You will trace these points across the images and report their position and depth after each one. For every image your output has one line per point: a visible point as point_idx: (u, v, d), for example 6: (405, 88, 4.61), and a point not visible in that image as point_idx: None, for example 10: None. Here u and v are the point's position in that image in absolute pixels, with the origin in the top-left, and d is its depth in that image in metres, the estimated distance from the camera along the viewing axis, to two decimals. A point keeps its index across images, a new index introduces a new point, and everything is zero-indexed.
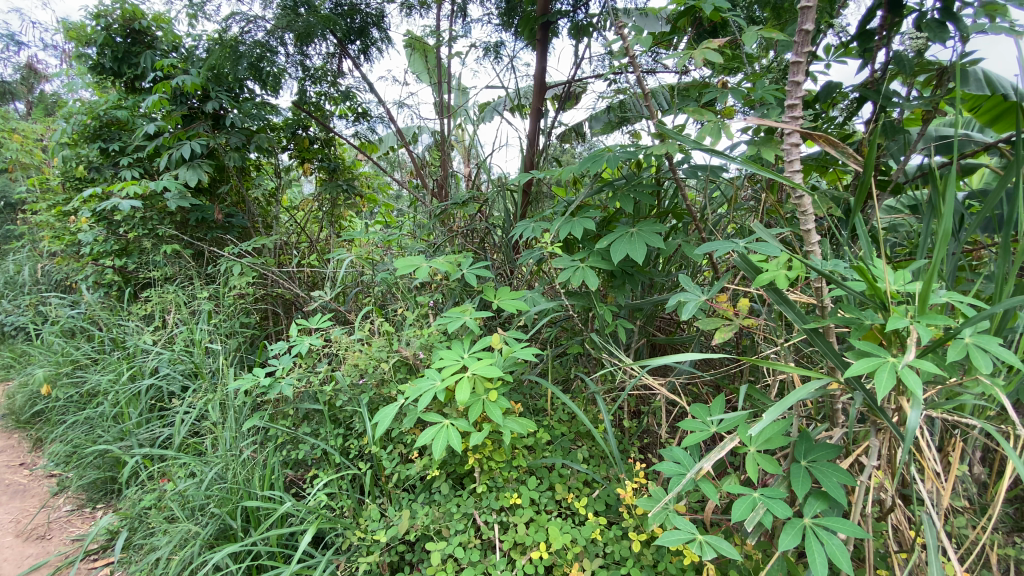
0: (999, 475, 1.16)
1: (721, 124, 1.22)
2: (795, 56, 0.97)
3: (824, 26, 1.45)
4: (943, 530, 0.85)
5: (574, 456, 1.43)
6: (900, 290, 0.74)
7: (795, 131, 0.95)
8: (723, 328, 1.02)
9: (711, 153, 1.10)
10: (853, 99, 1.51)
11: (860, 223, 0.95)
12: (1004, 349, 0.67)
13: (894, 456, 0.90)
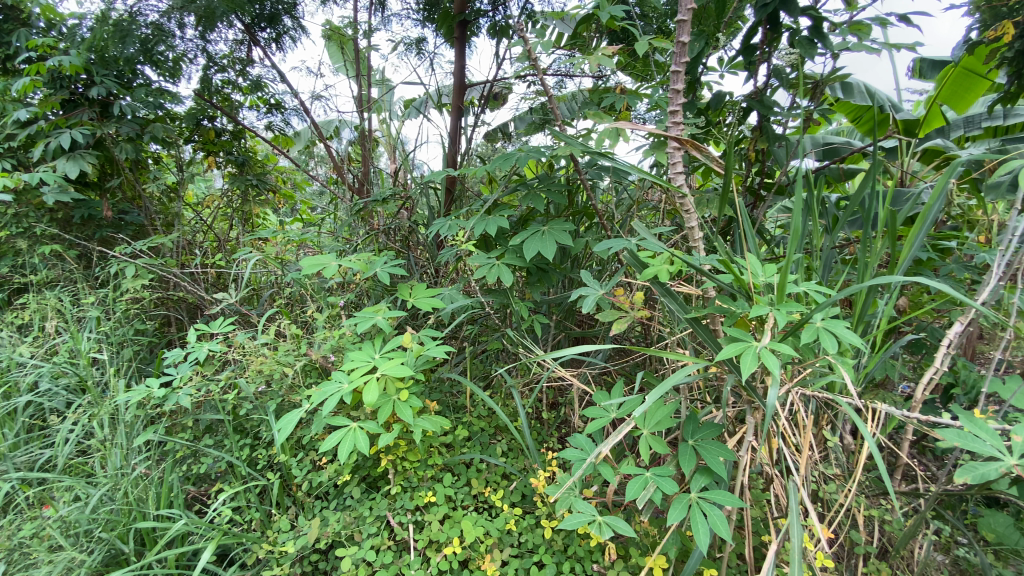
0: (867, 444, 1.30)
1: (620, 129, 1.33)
2: (675, 66, 1.07)
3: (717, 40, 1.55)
4: (807, 494, 0.95)
5: (492, 451, 1.45)
6: (761, 282, 0.83)
7: (675, 138, 1.07)
8: (619, 320, 1.10)
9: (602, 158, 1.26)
10: (741, 108, 1.65)
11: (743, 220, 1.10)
12: (845, 330, 0.76)
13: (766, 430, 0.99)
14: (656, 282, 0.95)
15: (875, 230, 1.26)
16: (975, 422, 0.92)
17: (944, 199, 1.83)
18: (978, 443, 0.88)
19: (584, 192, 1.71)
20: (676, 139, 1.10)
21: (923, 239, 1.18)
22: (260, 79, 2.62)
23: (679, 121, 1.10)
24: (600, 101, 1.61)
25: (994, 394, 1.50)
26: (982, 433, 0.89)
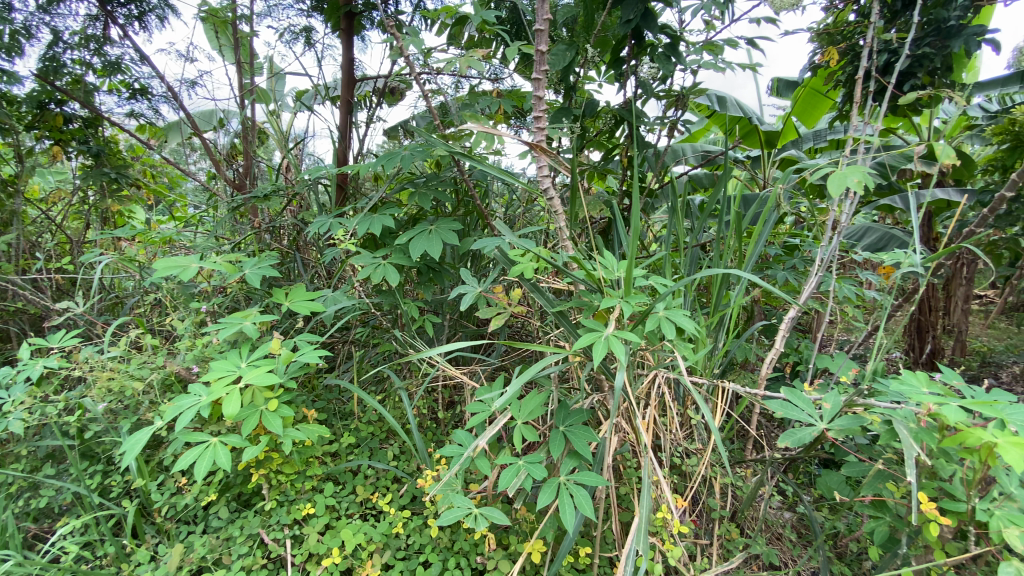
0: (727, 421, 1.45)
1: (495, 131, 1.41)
2: (537, 73, 1.12)
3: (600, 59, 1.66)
4: (664, 469, 1.03)
5: (381, 456, 1.42)
6: (609, 277, 0.91)
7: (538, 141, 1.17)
8: (497, 316, 1.12)
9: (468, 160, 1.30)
10: (615, 116, 1.78)
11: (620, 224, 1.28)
12: (682, 318, 0.86)
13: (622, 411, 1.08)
14: (526, 279, 1.00)
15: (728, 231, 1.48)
16: (796, 392, 1.02)
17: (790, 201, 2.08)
18: (796, 412, 0.97)
19: (482, 190, 1.72)
20: (542, 145, 1.18)
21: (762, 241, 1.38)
22: (119, 58, 2.30)
23: (543, 130, 1.19)
24: (474, 103, 1.66)
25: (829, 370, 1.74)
26: (799, 401, 0.99)
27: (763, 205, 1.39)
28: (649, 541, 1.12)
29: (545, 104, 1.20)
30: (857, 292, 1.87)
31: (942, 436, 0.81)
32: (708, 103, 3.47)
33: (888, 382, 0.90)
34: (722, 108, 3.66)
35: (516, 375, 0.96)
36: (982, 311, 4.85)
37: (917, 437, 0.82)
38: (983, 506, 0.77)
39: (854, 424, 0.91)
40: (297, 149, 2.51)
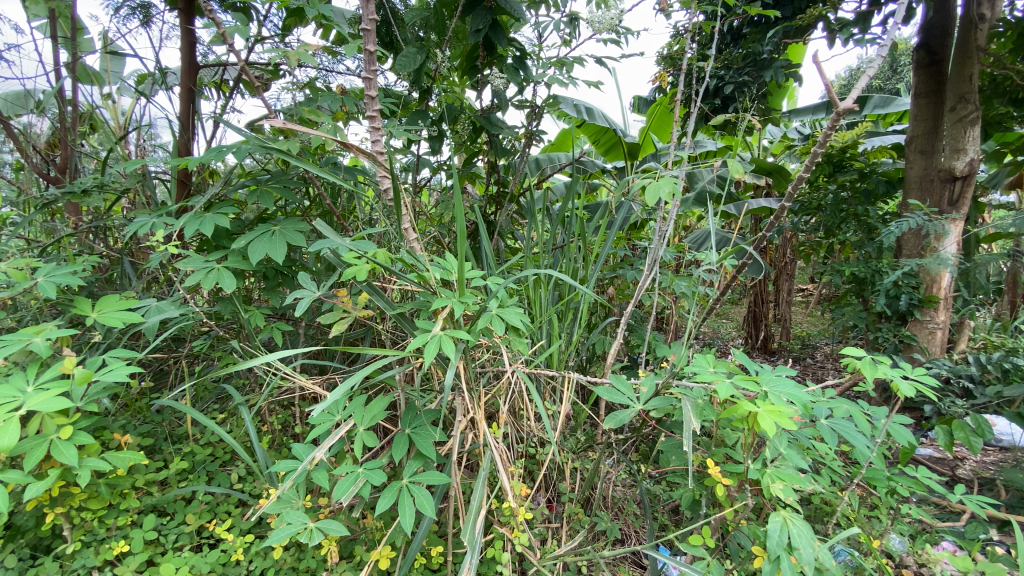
0: (581, 411, 1.55)
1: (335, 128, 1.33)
2: (368, 74, 1.09)
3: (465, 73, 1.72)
4: (504, 460, 1.08)
5: (221, 479, 1.31)
6: (444, 280, 0.93)
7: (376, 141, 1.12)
8: (339, 320, 1.08)
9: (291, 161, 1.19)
10: (474, 122, 1.83)
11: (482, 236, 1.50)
12: (511, 315, 0.91)
13: (465, 407, 1.11)
14: (364, 280, 0.99)
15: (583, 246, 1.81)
16: (620, 379, 1.14)
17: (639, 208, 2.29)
18: (619, 396, 1.09)
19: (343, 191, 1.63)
20: (379, 149, 1.16)
21: (606, 251, 1.64)
22: None
23: (381, 131, 1.16)
24: (314, 99, 1.57)
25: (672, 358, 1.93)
26: (621, 387, 1.11)
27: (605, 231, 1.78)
28: (499, 532, 1.17)
29: (381, 102, 1.15)
30: (693, 288, 2.11)
31: (726, 409, 0.94)
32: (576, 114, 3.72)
33: (686, 364, 1.03)
34: (590, 117, 4.00)
35: (350, 380, 0.94)
36: (803, 301, 5.77)
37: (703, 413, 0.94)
38: (756, 466, 0.90)
39: (664, 402, 1.03)
40: (133, 140, 2.20)
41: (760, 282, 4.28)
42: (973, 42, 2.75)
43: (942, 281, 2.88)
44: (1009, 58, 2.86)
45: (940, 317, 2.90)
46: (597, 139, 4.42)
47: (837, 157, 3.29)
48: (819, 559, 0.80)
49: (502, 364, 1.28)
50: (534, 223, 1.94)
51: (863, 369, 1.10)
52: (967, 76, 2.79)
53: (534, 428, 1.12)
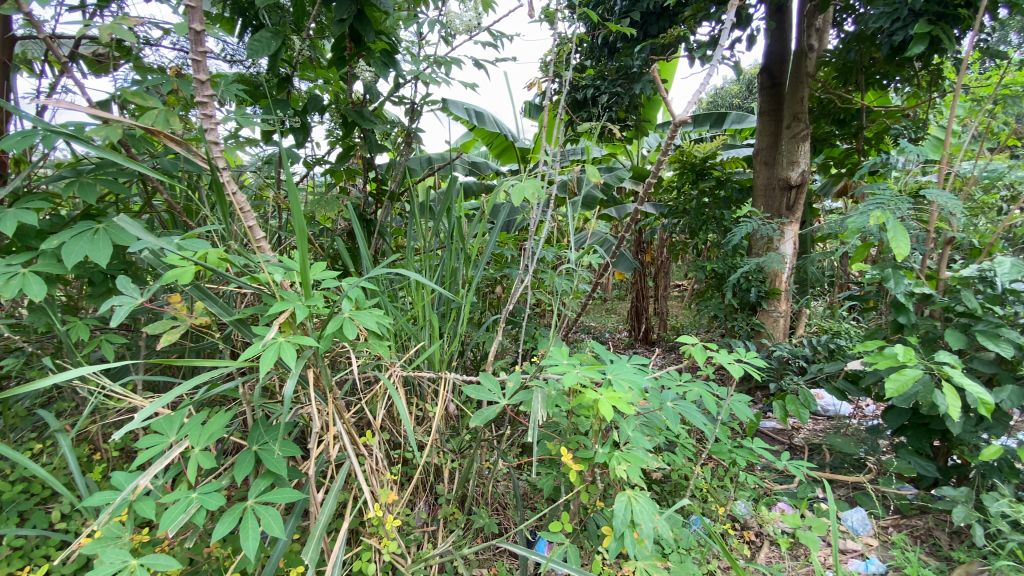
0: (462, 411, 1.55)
1: (166, 114, 1.17)
2: (197, 56, 0.98)
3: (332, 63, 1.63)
4: (365, 468, 1.05)
5: (37, 519, 1.12)
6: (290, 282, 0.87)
7: (208, 126, 0.98)
8: (170, 329, 0.98)
9: (100, 150, 1.02)
10: (344, 116, 1.75)
11: (350, 236, 1.45)
12: (365, 317, 0.87)
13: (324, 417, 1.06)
14: (192, 283, 0.90)
15: (462, 248, 1.82)
16: (487, 376, 1.16)
17: (521, 208, 2.35)
18: (485, 393, 1.12)
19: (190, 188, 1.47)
20: (213, 141, 1.00)
21: (481, 249, 1.66)
22: None
23: (213, 121, 1.00)
24: (145, 80, 1.39)
25: (553, 354, 1.99)
26: (489, 385, 1.14)
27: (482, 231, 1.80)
28: (366, 543, 1.13)
29: (215, 86, 1.03)
30: (573, 286, 2.20)
31: (580, 399, 0.98)
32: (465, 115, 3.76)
33: (547, 359, 1.08)
34: (479, 122, 4.13)
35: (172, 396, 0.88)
36: (680, 296, 6.32)
37: (552, 404, 0.99)
38: (604, 451, 0.96)
39: (526, 397, 1.06)
40: None
41: (641, 278, 4.61)
42: (803, 69, 3.21)
43: (782, 276, 3.32)
44: (829, 84, 3.38)
45: (781, 307, 3.34)
46: (489, 141, 4.48)
47: (699, 165, 3.75)
48: (656, 531, 0.87)
49: (370, 368, 1.24)
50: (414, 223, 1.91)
51: (697, 355, 1.22)
52: (800, 97, 3.24)
53: (401, 431, 1.11)
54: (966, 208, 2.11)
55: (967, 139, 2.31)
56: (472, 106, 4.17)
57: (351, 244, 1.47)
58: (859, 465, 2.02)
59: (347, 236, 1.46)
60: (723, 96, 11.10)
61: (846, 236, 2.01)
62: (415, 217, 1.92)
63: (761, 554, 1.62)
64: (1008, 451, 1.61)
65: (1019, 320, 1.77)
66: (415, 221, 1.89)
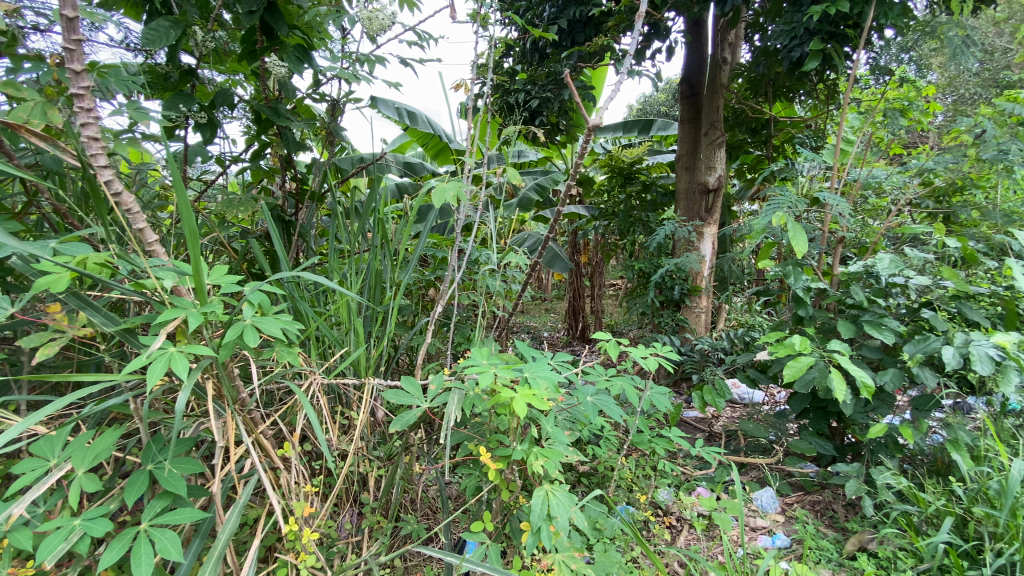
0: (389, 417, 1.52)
1: (42, 106, 1.07)
2: (70, 43, 0.90)
3: (241, 58, 1.56)
4: (275, 481, 1.01)
5: None
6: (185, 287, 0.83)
7: (86, 120, 0.91)
8: (49, 342, 0.90)
9: None
10: (257, 113, 1.68)
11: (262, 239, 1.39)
12: (268, 323, 0.84)
13: (229, 430, 1.00)
14: (71, 292, 0.84)
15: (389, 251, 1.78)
16: (409, 380, 1.15)
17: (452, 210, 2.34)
18: (407, 397, 1.10)
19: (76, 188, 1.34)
20: (94, 136, 0.92)
21: (406, 252, 1.64)
22: None
23: (91, 113, 0.93)
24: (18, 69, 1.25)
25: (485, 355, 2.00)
26: (410, 389, 1.13)
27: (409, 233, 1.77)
28: (283, 559, 1.08)
29: (93, 77, 0.95)
30: (505, 287, 2.22)
31: (498, 399, 0.99)
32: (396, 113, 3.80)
33: (467, 360, 1.08)
34: (412, 123, 4.09)
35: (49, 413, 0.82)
36: (615, 294, 6.52)
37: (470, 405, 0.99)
38: (521, 448, 0.98)
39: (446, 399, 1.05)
40: None
41: (576, 278, 4.72)
42: (718, 80, 3.42)
43: (703, 274, 3.54)
44: (741, 95, 3.62)
45: (702, 303, 3.55)
46: (423, 141, 4.47)
47: (627, 170, 3.92)
48: (571, 523, 0.89)
49: (285, 377, 1.20)
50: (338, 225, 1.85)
51: (611, 349, 1.34)
52: (715, 107, 3.45)
53: (318, 439, 1.08)
54: (855, 210, 2.33)
55: (857, 148, 2.55)
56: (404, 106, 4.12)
57: (263, 247, 1.41)
58: (770, 448, 2.18)
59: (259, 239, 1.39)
60: (653, 104, 11.61)
61: (753, 236, 2.17)
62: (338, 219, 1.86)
63: (681, 537, 1.70)
64: (891, 428, 1.79)
65: (899, 310, 1.98)
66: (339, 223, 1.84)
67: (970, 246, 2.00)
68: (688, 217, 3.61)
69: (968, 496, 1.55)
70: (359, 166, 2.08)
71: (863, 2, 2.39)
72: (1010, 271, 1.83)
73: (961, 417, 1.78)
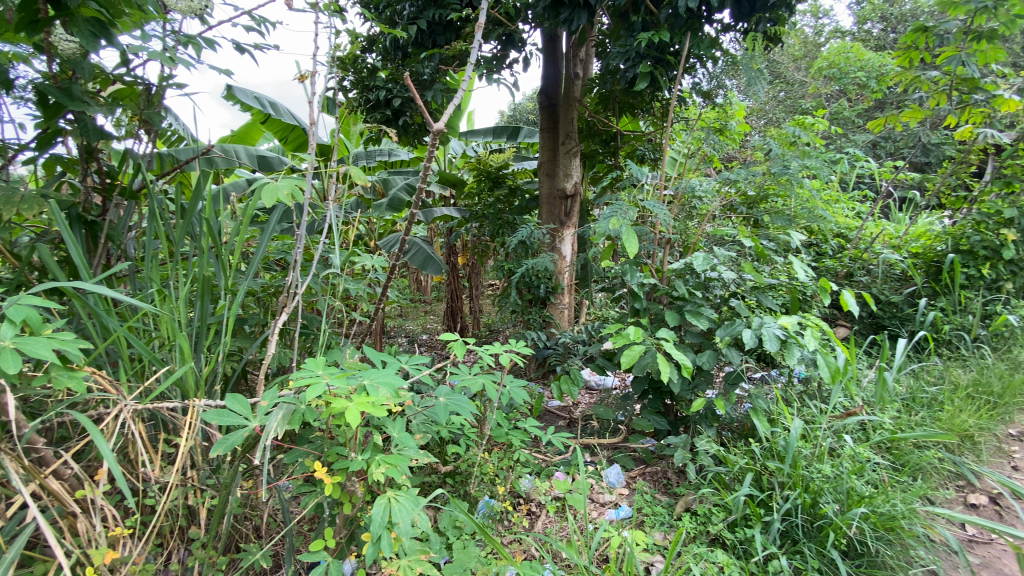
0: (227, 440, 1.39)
1: None
2: None
3: (20, 29, 1.31)
4: (57, 529, 0.87)
5: None
6: None
7: None
8: None
9: None
10: (42, 94, 1.41)
11: (45, 245, 1.19)
12: (35, 345, 0.77)
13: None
14: None
15: (224, 254, 1.57)
16: (238, 400, 1.13)
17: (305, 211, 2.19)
18: (229, 417, 1.08)
19: None
20: None
21: (239, 257, 1.46)
22: None
23: None
24: None
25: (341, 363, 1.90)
26: (238, 408, 1.10)
27: (245, 231, 1.56)
28: None
29: None
30: (362, 291, 2.13)
31: (333, 410, 0.97)
32: (256, 104, 3.61)
33: (300, 371, 1.04)
34: (275, 113, 3.82)
35: None
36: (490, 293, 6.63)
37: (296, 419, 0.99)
38: (361, 458, 0.97)
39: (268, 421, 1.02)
40: None
41: (453, 279, 4.72)
42: (572, 94, 3.70)
43: (564, 272, 3.78)
44: (593, 108, 3.93)
45: (564, 300, 3.78)
46: (284, 136, 4.25)
47: (494, 174, 4.04)
48: (413, 527, 0.91)
49: (80, 405, 1.03)
50: (163, 225, 1.60)
51: (457, 349, 1.46)
52: (570, 118, 3.72)
53: (120, 477, 0.95)
54: (683, 214, 2.67)
55: (684, 160, 2.92)
56: (264, 95, 3.83)
57: (48, 252, 1.20)
58: (618, 429, 2.40)
59: (41, 244, 1.19)
60: (523, 112, 12.09)
61: (599, 237, 2.38)
62: (162, 219, 1.61)
63: (538, 522, 1.80)
64: (709, 402, 2.08)
65: (715, 301, 2.31)
66: (160, 224, 1.59)
67: (765, 246, 2.41)
68: (550, 221, 3.83)
69: (763, 454, 1.87)
70: (196, 154, 1.79)
71: (681, 33, 2.75)
72: (791, 266, 2.24)
73: (761, 389, 2.14)
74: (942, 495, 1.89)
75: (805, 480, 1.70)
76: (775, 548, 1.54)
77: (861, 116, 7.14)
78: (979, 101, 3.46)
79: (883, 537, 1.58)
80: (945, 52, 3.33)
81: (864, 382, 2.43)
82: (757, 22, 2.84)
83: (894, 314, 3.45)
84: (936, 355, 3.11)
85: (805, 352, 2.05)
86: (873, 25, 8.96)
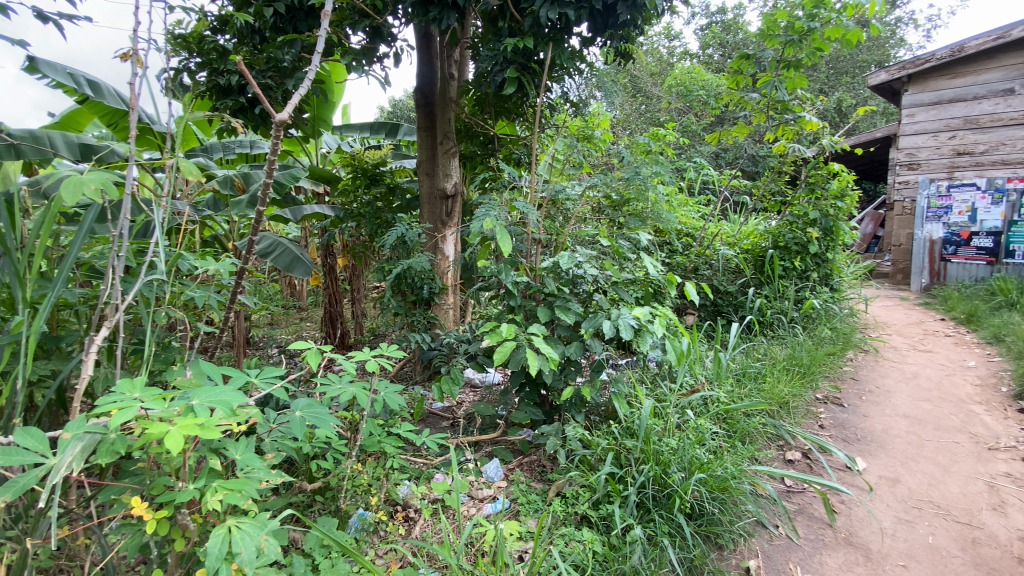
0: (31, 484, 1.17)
1: None
2: None
3: None
4: None
5: None
6: None
7: None
8: None
9: None
10: None
11: None
12: None
13: None
14: None
15: (18, 262, 1.30)
16: (33, 433, 0.97)
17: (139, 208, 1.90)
18: (19, 455, 0.93)
19: None
20: None
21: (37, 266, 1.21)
22: None
23: None
24: None
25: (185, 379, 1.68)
26: (32, 444, 0.95)
27: (47, 232, 1.30)
28: None
29: None
30: (212, 299, 1.91)
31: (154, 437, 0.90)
32: (69, 82, 3.06)
33: (107, 398, 0.94)
34: (95, 94, 3.25)
35: None
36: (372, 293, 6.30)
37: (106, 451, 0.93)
38: (193, 488, 0.94)
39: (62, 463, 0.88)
40: None
41: (331, 282, 4.39)
42: (448, 94, 3.70)
43: (447, 273, 3.76)
44: (470, 110, 3.95)
45: (449, 301, 3.74)
46: (112, 121, 3.65)
47: (370, 171, 3.86)
48: (257, 551, 0.90)
49: None
50: None
51: (312, 359, 1.45)
52: (448, 118, 3.71)
53: None
54: (552, 215, 2.80)
55: (554, 163, 3.06)
56: (80, 71, 3.25)
57: None
58: (497, 424, 2.45)
59: None
60: (403, 109, 11.80)
61: (473, 236, 2.41)
62: None
63: (415, 527, 1.78)
64: (577, 390, 2.22)
65: (581, 296, 2.47)
66: None
67: (622, 244, 2.63)
68: (431, 222, 3.77)
69: (622, 434, 2.04)
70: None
71: (544, 43, 2.87)
72: (643, 262, 2.48)
73: (622, 375, 2.33)
74: (765, 454, 2.23)
75: (656, 453, 1.90)
76: (632, 520, 1.70)
77: (705, 129, 8.12)
78: (790, 121, 4.03)
79: (719, 498, 1.82)
80: (762, 77, 3.91)
81: (706, 362, 2.77)
82: (608, 37, 3.03)
83: (729, 302, 3.98)
84: (761, 335, 3.65)
85: (657, 340, 2.28)
86: (712, 49, 10.23)
